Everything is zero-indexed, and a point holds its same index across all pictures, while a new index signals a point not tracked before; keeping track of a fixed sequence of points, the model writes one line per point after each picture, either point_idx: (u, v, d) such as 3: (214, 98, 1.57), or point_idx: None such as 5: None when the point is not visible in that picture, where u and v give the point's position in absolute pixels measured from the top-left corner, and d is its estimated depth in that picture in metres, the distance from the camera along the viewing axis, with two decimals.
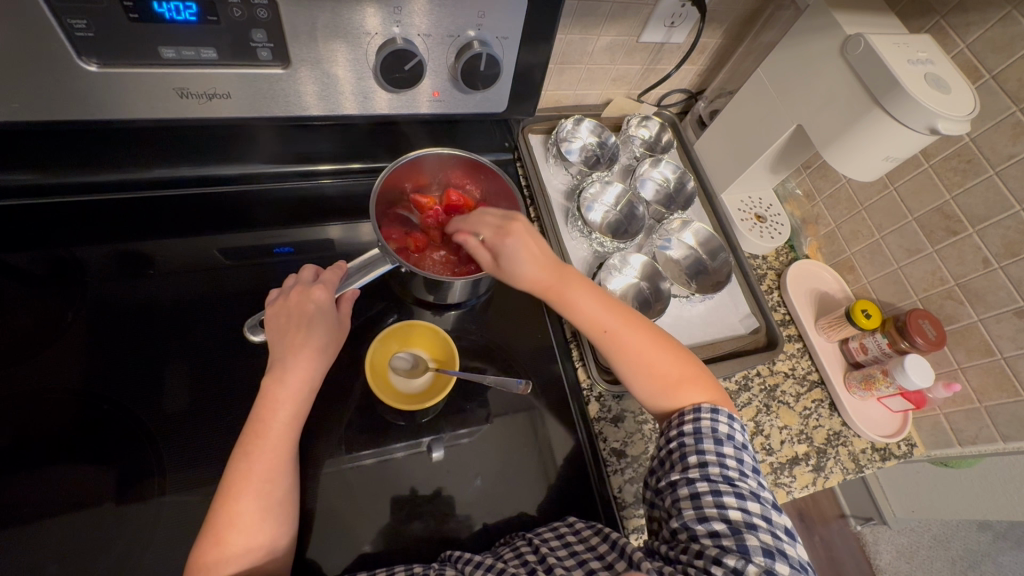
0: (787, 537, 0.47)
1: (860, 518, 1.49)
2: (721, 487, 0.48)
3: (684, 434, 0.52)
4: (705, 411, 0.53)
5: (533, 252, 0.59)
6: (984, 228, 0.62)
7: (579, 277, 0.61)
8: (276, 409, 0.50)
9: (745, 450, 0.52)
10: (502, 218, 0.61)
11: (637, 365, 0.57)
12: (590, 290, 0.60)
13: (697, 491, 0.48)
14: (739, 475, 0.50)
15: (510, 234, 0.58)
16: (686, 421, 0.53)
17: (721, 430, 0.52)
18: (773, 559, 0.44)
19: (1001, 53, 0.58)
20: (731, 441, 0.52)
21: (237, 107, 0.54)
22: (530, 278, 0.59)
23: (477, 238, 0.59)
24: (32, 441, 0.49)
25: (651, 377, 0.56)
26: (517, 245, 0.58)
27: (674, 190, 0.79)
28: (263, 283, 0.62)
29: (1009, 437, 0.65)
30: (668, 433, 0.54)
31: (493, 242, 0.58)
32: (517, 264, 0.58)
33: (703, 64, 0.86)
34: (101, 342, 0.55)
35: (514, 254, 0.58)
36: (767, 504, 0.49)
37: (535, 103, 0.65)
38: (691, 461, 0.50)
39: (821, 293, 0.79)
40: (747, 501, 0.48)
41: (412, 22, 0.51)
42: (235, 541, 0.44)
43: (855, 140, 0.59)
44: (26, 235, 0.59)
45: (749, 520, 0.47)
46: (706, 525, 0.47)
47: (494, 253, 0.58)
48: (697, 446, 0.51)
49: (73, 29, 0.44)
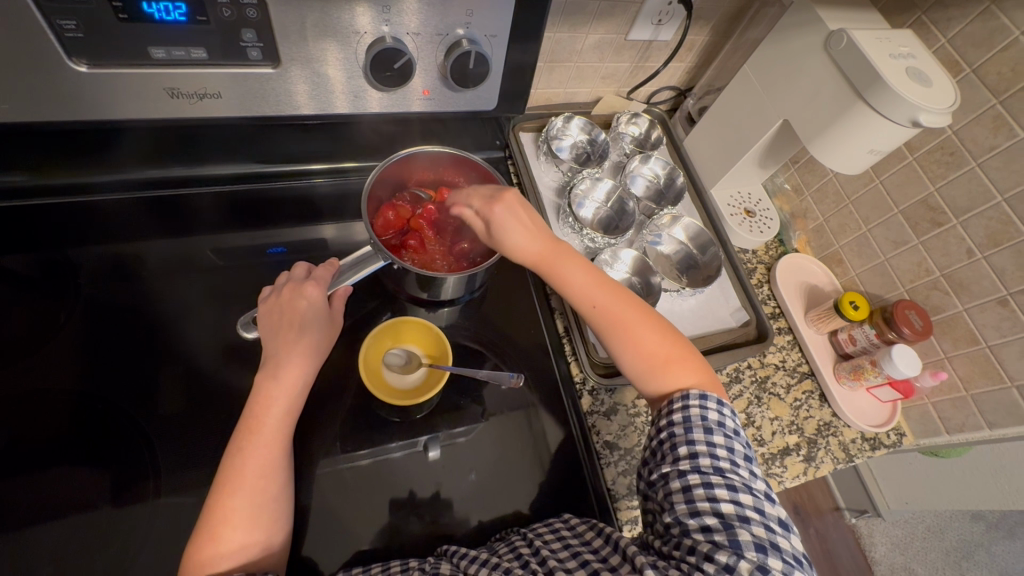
0: (780, 530, 0.47)
1: (855, 511, 1.50)
2: (712, 479, 0.48)
3: (673, 424, 0.52)
4: (694, 398, 0.53)
5: (523, 222, 0.60)
6: (968, 219, 0.63)
7: (572, 252, 0.62)
8: (269, 404, 0.50)
9: (737, 437, 0.52)
10: (496, 189, 0.61)
11: (625, 342, 0.57)
12: (582, 266, 0.61)
13: (689, 483, 0.48)
14: (730, 466, 0.49)
15: (500, 202, 0.59)
16: (676, 410, 0.53)
17: (711, 418, 0.52)
18: (766, 554, 0.44)
19: (981, 47, 0.59)
20: (721, 429, 0.51)
21: (228, 107, 0.55)
22: (523, 250, 0.60)
23: (470, 210, 0.60)
24: (26, 443, 0.49)
25: (639, 356, 0.57)
26: (507, 213, 0.59)
27: (664, 186, 0.79)
28: (256, 283, 0.62)
29: (996, 424, 0.66)
30: (659, 422, 0.54)
31: (484, 210, 0.59)
32: (508, 234, 0.59)
33: (692, 60, 0.87)
34: (95, 343, 0.55)
35: (502, 224, 0.59)
36: (760, 495, 0.48)
37: (525, 100, 0.65)
38: (682, 453, 0.50)
39: (810, 286, 0.80)
40: (738, 493, 0.47)
41: (401, 21, 0.51)
42: (231, 537, 0.45)
43: (840, 133, 0.60)
44: (19, 238, 0.59)
45: (742, 513, 0.46)
46: (698, 520, 0.47)
47: (485, 221, 0.59)
48: (687, 436, 0.51)
49: (62, 30, 0.45)
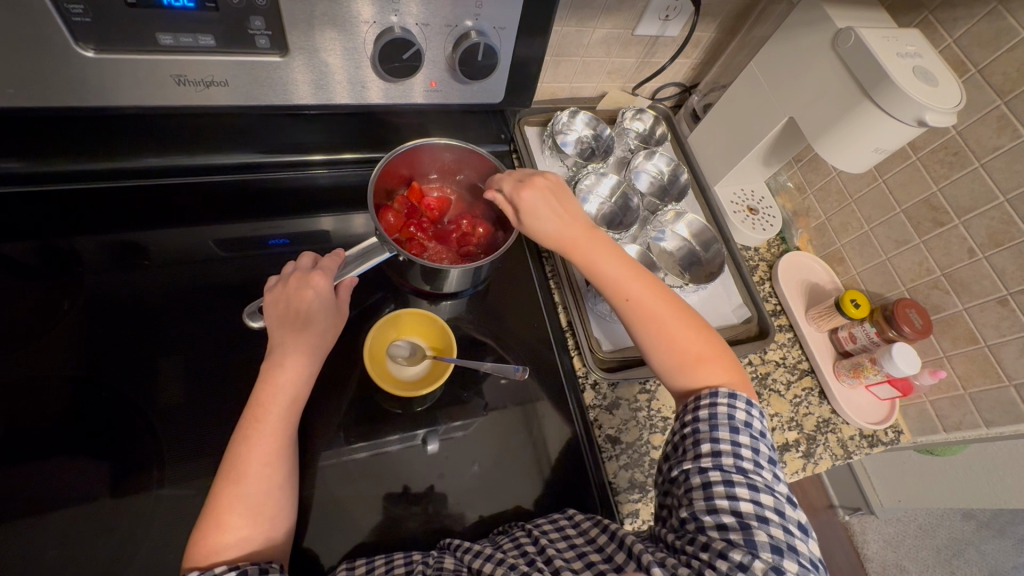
0: (799, 533, 0.47)
1: (848, 509, 1.53)
2: (734, 478, 0.48)
3: (698, 421, 0.52)
4: (722, 397, 0.53)
5: (557, 210, 0.61)
6: (969, 219, 0.64)
7: (604, 239, 0.62)
8: (276, 392, 0.50)
9: (762, 439, 0.52)
10: (527, 175, 0.62)
11: (659, 337, 0.57)
12: (615, 256, 0.60)
13: (709, 480, 0.48)
14: (753, 466, 0.50)
15: (531, 188, 0.60)
16: (702, 407, 0.53)
17: (738, 419, 0.52)
18: (782, 556, 0.45)
19: (987, 47, 0.59)
20: (747, 430, 0.51)
21: (234, 95, 0.54)
22: (557, 236, 0.60)
23: (501, 194, 0.61)
24: (27, 432, 0.49)
25: (671, 351, 0.57)
26: (538, 199, 0.60)
27: (668, 182, 0.80)
28: (258, 275, 0.62)
29: (993, 422, 0.66)
30: (683, 418, 0.54)
31: (513, 194, 0.60)
32: (542, 220, 0.59)
33: (697, 57, 0.87)
34: (97, 332, 0.55)
35: (532, 207, 0.59)
36: (781, 497, 0.49)
37: (531, 94, 0.65)
38: (705, 449, 0.50)
39: (811, 285, 0.80)
40: (760, 493, 0.48)
41: (409, 11, 0.51)
42: (235, 526, 0.44)
43: (846, 132, 0.60)
44: (18, 224, 0.59)
45: (761, 513, 0.47)
46: (715, 517, 0.47)
47: (515, 207, 0.59)
48: (711, 433, 0.51)
49: (69, 14, 0.44)
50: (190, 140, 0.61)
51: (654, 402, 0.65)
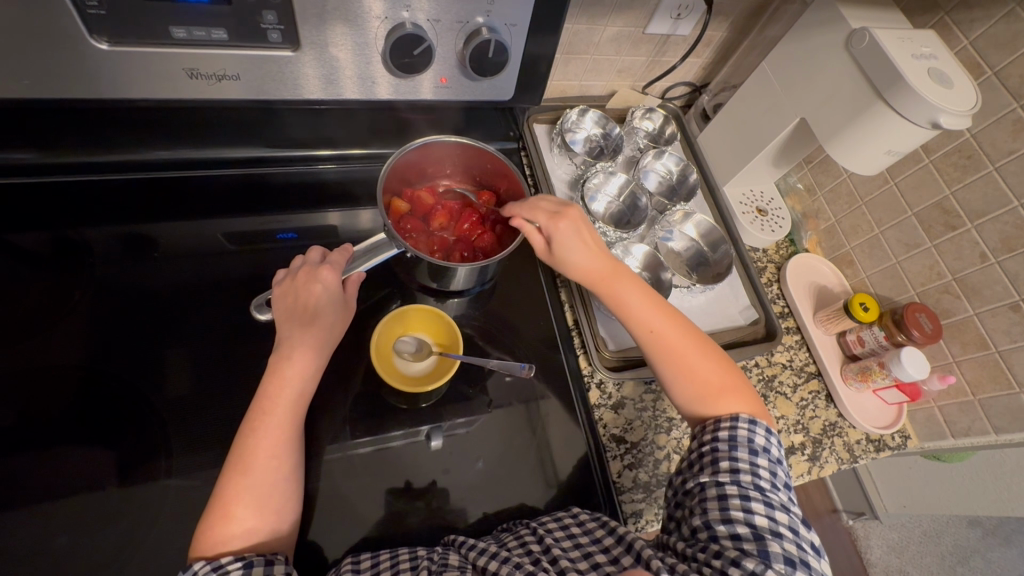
0: (812, 552, 0.47)
1: (852, 513, 1.52)
2: (750, 494, 0.48)
3: (718, 440, 0.52)
4: (743, 421, 0.53)
5: (585, 244, 0.61)
6: (982, 223, 0.63)
7: (629, 273, 0.62)
8: (283, 385, 0.50)
9: (781, 464, 0.52)
10: (560, 205, 0.62)
11: (680, 368, 0.57)
12: (641, 288, 0.61)
13: (726, 493, 0.49)
14: (771, 487, 0.49)
15: (566, 219, 0.60)
16: (723, 428, 0.53)
17: (758, 442, 0.52)
18: (794, 568, 0.44)
19: (1003, 50, 0.58)
20: (767, 454, 0.51)
21: (246, 89, 0.55)
22: (583, 269, 0.60)
23: (534, 225, 0.60)
24: (38, 421, 0.49)
25: (692, 381, 0.57)
26: (571, 231, 0.60)
27: (676, 182, 0.79)
28: (266, 268, 0.62)
29: (1002, 428, 0.66)
30: (700, 436, 0.54)
31: (548, 226, 0.60)
32: (571, 252, 0.60)
33: (708, 56, 0.86)
34: (107, 324, 0.55)
35: (566, 239, 0.60)
36: (796, 517, 0.49)
37: (541, 93, 0.65)
38: (722, 466, 0.50)
39: (820, 287, 0.79)
40: (775, 511, 0.47)
41: (420, 7, 0.51)
42: (241, 519, 0.45)
43: (859, 133, 0.60)
44: (30, 216, 0.59)
45: (776, 528, 0.46)
46: (729, 527, 0.47)
47: (548, 237, 0.59)
48: (730, 453, 0.51)
49: (85, 7, 0.45)
50: (200, 133, 0.61)
51: (660, 403, 0.65)
